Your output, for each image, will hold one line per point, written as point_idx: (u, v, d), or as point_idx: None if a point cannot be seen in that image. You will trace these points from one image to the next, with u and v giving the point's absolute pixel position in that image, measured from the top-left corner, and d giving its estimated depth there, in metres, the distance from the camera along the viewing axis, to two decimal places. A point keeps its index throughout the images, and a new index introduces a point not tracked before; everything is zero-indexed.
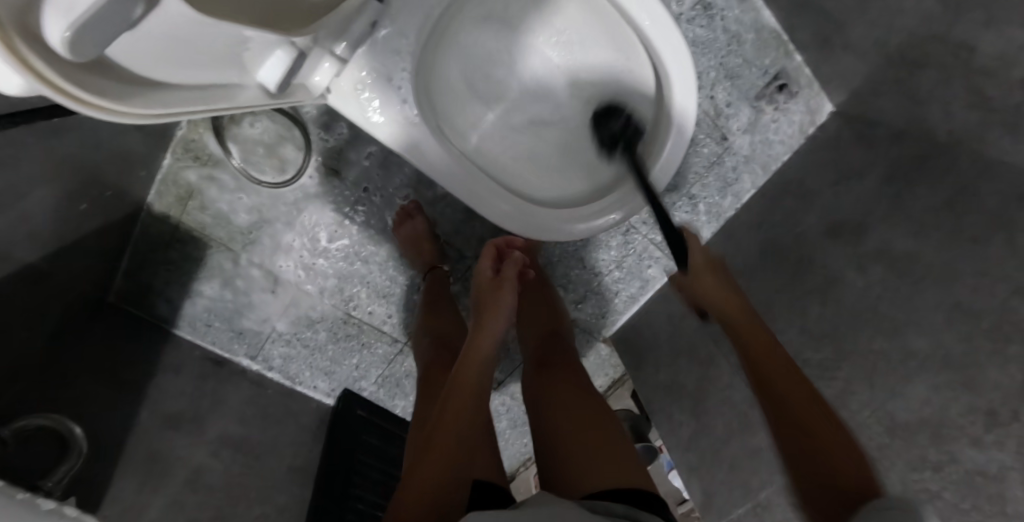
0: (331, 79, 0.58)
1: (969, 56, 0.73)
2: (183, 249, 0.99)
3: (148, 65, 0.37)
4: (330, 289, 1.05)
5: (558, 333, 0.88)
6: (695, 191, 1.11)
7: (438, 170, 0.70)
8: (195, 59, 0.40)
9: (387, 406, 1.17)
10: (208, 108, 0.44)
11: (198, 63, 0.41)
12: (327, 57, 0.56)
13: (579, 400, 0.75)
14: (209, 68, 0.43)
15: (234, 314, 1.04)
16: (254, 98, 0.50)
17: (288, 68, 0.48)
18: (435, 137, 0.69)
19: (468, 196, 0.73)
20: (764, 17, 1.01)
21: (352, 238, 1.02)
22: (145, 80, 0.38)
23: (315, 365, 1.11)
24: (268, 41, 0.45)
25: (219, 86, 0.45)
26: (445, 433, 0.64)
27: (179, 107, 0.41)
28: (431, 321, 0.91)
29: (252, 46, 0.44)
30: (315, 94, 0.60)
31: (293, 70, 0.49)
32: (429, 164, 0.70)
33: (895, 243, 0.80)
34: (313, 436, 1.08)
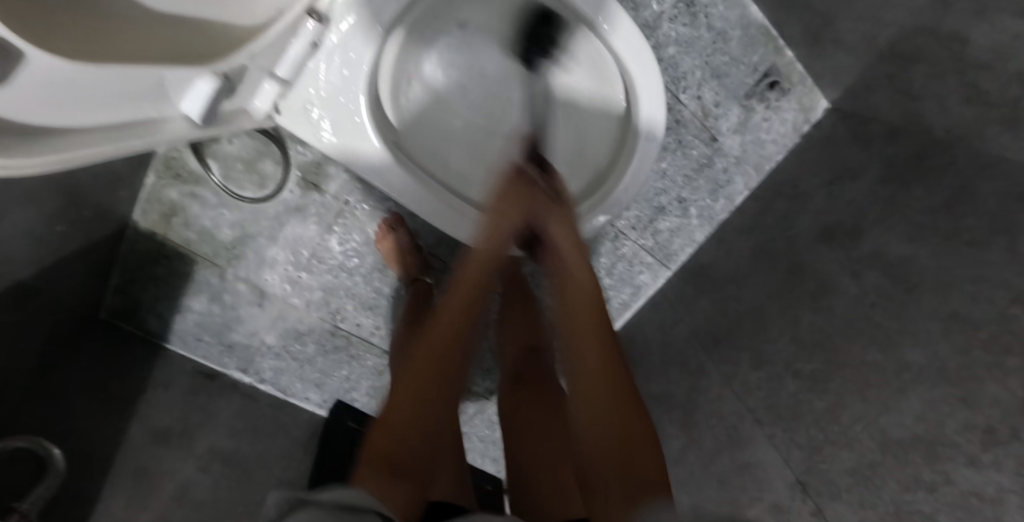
0: (272, 99, 0.62)
1: (962, 48, 0.69)
2: (170, 264, 0.99)
3: (48, 119, 0.38)
4: (317, 302, 1.05)
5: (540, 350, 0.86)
6: (685, 195, 1.06)
7: (400, 192, 0.70)
8: (99, 103, 0.41)
9: (380, 416, 1.18)
10: (123, 145, 0.46)
11: (106, 107, 0.42)
12: (266, 79, 0.60)
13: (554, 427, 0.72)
14: (124, 110, 0.44)
15: (222, 328, 1.05)
16: (181, 128, 0.52)
17: (210, 99, 0.49)
18: (394, 158, 0.69)
19: (434, 217, 0.73)
20: (750, 13, 0.97)
21: (336, 251, 1.02)
22: (41, 128, 0.38)
23: (306, 377, 1.11)
24: (182, 76, 0.45)
25: (140, 124, 0.47)
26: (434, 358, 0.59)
27: (88, 148, 0.42)
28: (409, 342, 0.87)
29: (166, 85, 0.45)
30: (257, 117, 0.64)
31: (217, 97, 0.50)
32: (389, 184, 0.70)
33: (888, 248, 0.76)
34: (302, 448, 1.08)
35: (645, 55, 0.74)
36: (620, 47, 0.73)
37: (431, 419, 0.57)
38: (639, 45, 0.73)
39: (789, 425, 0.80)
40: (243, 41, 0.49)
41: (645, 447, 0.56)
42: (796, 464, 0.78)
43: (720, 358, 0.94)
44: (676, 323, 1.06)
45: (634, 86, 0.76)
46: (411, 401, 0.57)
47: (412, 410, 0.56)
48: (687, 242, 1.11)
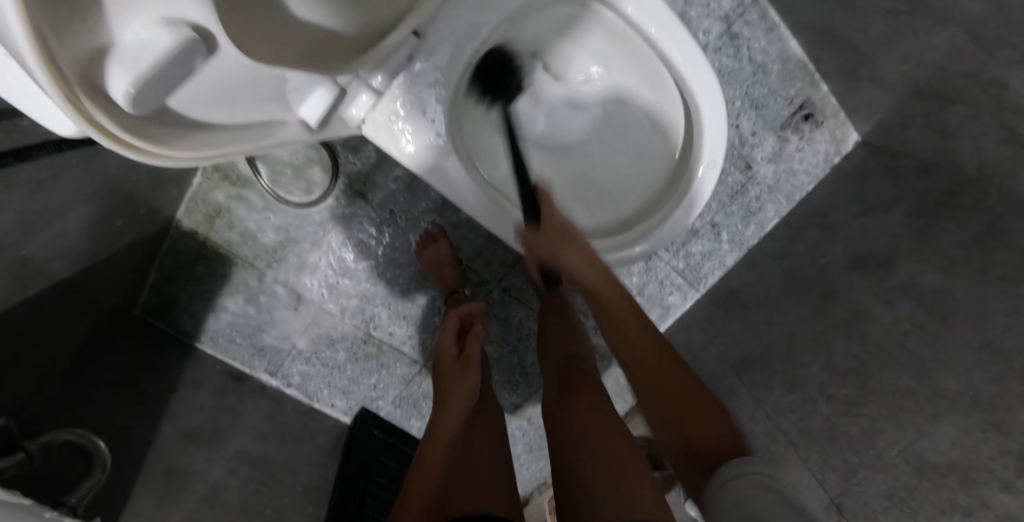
0: (367, 110, 0.66)
1: (1000, 93, 0.71)
2: (209, 265, 0.99)
3: (204, 111, 0.42)
4: (352, 309, 1.06)
5: (580, 357, 0.87)
6: (718, 220, 1.11)
7: (466, 199, 0.73)
8: (241, 100, 0.44)
9: (403, 426, 1.18)
10: (258, 146, 0.49)
11: (250, 109, 0.46)
12: (365, 91, 0.65)
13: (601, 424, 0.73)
14: (256, 108, 0.47)
15: (255, 331, 1.05)
16: (295, 134, 0.54)
17: (327, 105, 0.53)
18: (462, 165, 0.71)
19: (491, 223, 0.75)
20: (790, 48, 1.01)
21: (377, 260, 1.04)
22: (203, 124, 0.43)
23: (334, 384, 1.12)
24: (314, 83, 0.49)
25: (263, 124, 0.50)
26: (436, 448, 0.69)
27: (224, 145, 0.45)
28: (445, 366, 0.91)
29: (296, 87, 0.48)
30: (351, 125, 0.68)
31: (334, 104, 0.54)
32: (455, 192, 0.72)
33: (923, 278, 0.79)
34: (328, 455, 1.09)
35: (703, 74, 0.76)
36: (682, 66, 0.76)
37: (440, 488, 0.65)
38: (701, 70, 0.76)
39: (823, 448, 0.83)
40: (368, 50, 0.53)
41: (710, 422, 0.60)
42: (830, 486, 0.81)
43: (751, 382, 0.98)
44: (705, 345, 1.10)
45: (694, 99, 0.77)
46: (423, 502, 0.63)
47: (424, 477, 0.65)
48: (716, 266, 1.15)
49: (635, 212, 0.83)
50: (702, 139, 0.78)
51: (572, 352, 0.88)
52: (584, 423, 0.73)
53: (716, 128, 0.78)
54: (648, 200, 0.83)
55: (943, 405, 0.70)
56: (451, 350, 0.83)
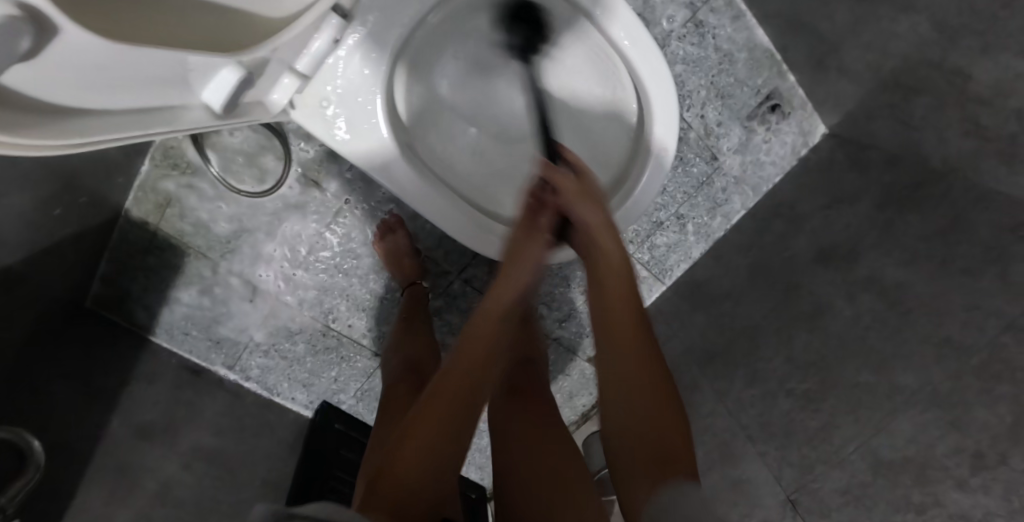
0: (290, 93, 0.64)
1: (964, 83, 0.69)
2: (161, 256, 0.96)
3: (82, 98, 0.40)
4: (310, 301, 1.04)
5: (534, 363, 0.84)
6: (684, 212, 1.09)
7: (402, 185, 0.71)
8: (124, 86, 0.42)
9: (366, 420, 1.17)
10: (152, 133, 0.48)
11: (134, 91, 0.44)
12: (288, 74, 0.62)
13: (553, 434, 0.71)
14: (147, 94, 0.45)
15: (210, 323, 1.02)
16: (200, 118, 0.54)
17: (232, 89, 0.51)
18: (400, 153, 0.71)
19: (428, 210, 0.73)
20: (757, 37, 0.99)
21: (335, 250, 1.01)
22: (81, 113, 0.40)
23: (294, 377, 1.10)
24: (210, 64, 0.47)
25: (160, 110, 0.49)
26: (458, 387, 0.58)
27: (115, 133, 0.44)
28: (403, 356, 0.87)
29: (193, 71, 0.46)
30: (273, 111, 0.65)
31: (241, 87, 0.52)
32: (397, 184, 0.71)
33: (885, 273, 0.77)
34: (288, 449, 1.07)
35: (650, 53, 0.73)
36: (631, 51, 0.73)
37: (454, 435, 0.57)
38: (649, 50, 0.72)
39: (783, 444, 0.83)
40: (267, 36, 0.52)
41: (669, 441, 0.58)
42: (787, 482, 0.80)
43: (714, 374, 0.98)
44: (670, 339, 1.10)
45: (644, 86, 0.74)
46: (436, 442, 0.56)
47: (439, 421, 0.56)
48: (684, 258, 1.13)
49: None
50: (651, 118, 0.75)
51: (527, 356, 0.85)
52: (539, 432, 0.71)
53: (665, 111, 0.75)
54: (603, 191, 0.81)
55: (899, 400, 0.69)
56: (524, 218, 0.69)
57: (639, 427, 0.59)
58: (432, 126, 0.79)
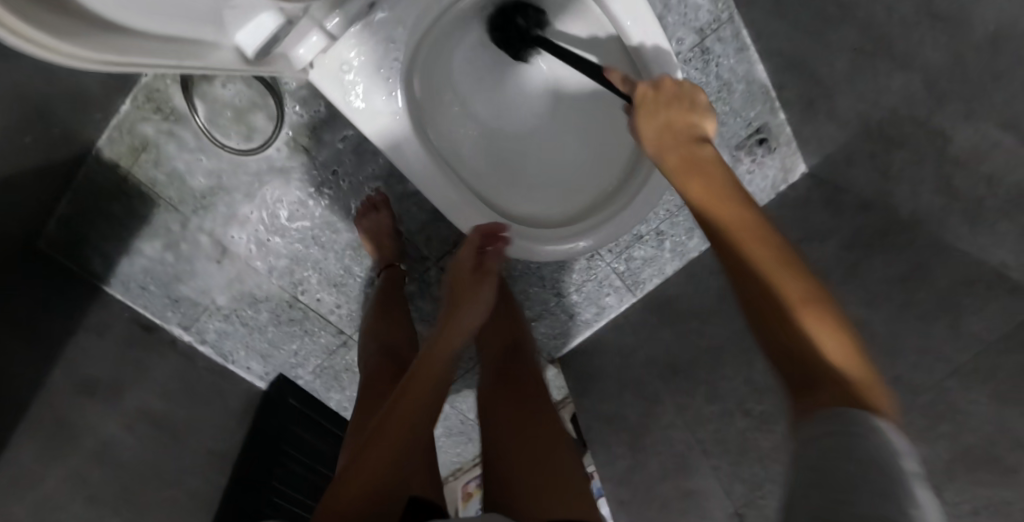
0: (315, 51, 0.64)
1: (944, 143, 0.74)
2: (128, 203, 0.90)
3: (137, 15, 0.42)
4: (280, 270, 1.00)
5: (523, 344, 0.85)
6: (665, 230, 1.12)
7: (409, 159, 0.70)
8: (175, 10, 0.44)
9: (320, 396, 1.15)
10: (197, 70, 0.50)
11: (182, 20, 0.46)
12: (317, 31, 0.63)
13: (533, 415, 0.72)
14: (192, 25, 0.48)
15: (171, 279, 0.97)
16: (232, 64, 0.56)
17: (268, 34, 0.54)
18: (411, 126, 0.70)
19: (429, 189, 0.72)
20: (755, 71, 1.03)
21: (315, 220, 0.98)
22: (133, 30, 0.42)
23: (253, 345, 1.06)
24: (256, 5, 0.50)
25: (199, 44, 0.50)
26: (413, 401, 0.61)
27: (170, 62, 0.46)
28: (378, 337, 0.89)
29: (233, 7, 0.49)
30: (296, 67, 0.66)
31: (275, 34, 0.55)
32: (401, 154, 0.70)
33: (847, 309, 0.82)
34: (236, 420, 1.04)
35: (668, 65, 0.73)
36: (654, 66, 0.73)
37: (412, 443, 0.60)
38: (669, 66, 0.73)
39: (734, 460, 0.87)
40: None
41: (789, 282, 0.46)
42: (735, 495, 0.85)
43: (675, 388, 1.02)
44: (636, 350, 1.13)
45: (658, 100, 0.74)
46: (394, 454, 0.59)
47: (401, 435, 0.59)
48: (657, 274, 1.17)
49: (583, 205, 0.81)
50: None
51: (516, 337, 0.86)
52: (521, 412, 0.72)
53: None
54: (597, 196, 0.81)
55: None
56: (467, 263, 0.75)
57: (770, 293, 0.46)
58: (446, 108, 0.78)
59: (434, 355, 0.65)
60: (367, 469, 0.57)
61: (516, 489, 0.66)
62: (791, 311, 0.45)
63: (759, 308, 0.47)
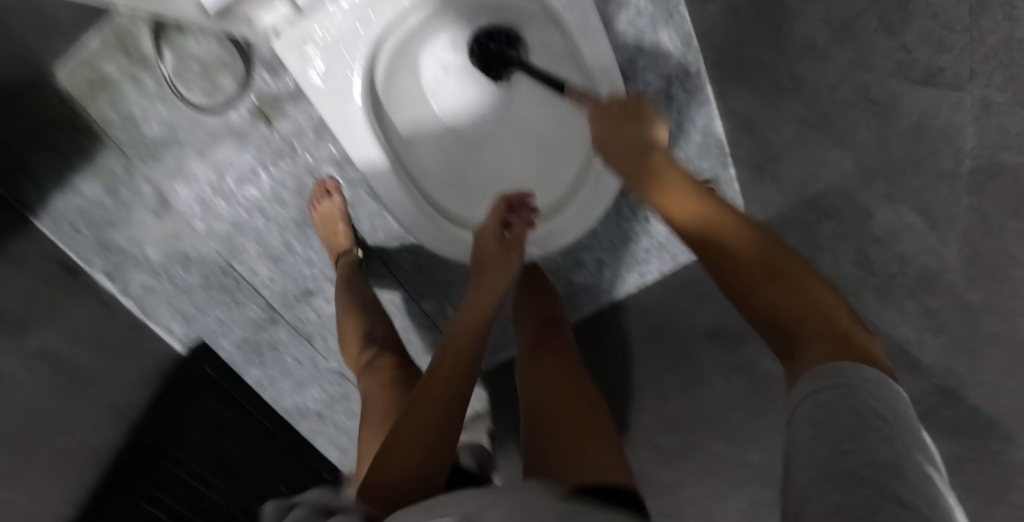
0: (281, 20, 0.70)
1: (867, 220, 0.79)
2: (75, 137, 0.87)
3: None
4: (219, 234, 0.98)
5: (558, 321, 0.87)
6: (604, 259, 1.15)
7: (361, 143, 0.75)
8: None
9: (239, 371, 1.11)
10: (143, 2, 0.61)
11: None
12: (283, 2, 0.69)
13: (571, 382, 0.71)
14: None
15: (105, 224, 0.94)
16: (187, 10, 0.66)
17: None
18: (366, 112, 0.75)
19: (376, 176, 0.77)
20: (713, 127, 1.10)
21: (263, 190, 0.97)
22: None
23: (177, 306, 1.03)
24: None
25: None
26: (450, 365, 0.64)
27: None
28: (381, 333, 0.97)
29: None
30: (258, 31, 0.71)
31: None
32: (351, 137, 0.75)
33: (761, 362, 0.88)
34: (147, 381, 0.98)
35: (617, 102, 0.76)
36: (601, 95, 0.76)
37: (445, 408, 0.61)
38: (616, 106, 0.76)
39: None
40: None
41: (841, 315, 0.49)
42: None
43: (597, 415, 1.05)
44: None
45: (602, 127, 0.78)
46: (431, 422, 0.60)
47: (438, 400, 0.61)
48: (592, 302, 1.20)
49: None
50: (609, 154, 0.78)
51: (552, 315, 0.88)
52: (554, 375, 0.73)
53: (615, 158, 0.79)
54: (539, 208, 0.84)
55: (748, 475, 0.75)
56: (495, 234, 0.75)
57: (790, 321, 0.50)
58: (406, 104, 0.81)
59: (462, 329, 0.67)
60: (402, 446, 0.59)
61: (551, 462, 0.60)
62: (771, 267, 0.53)
63: (750, 307, 0.53)
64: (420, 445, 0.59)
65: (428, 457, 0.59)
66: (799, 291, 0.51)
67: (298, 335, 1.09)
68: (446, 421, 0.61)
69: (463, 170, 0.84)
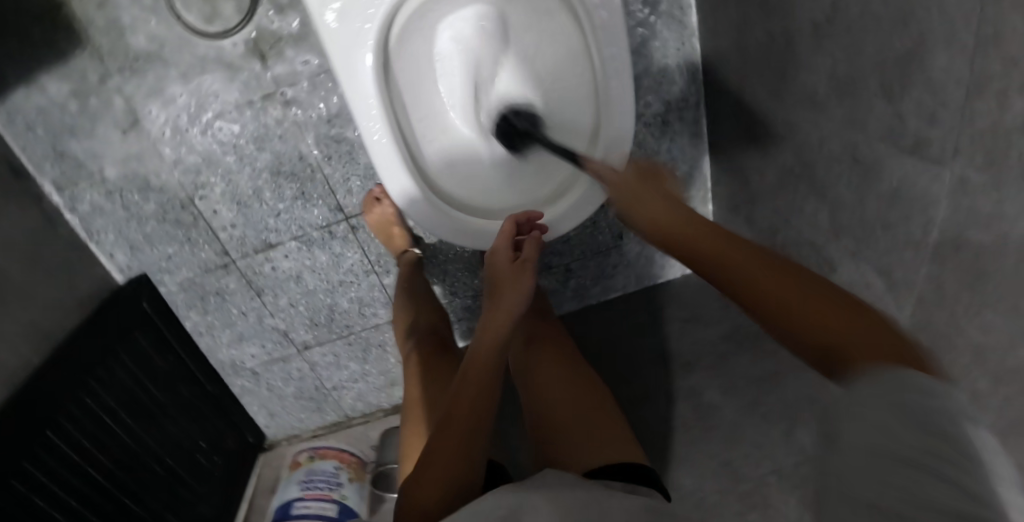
0: None
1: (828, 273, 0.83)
2: (52, 32, 0.82)
3: None
4: (187, 166, 0.93)
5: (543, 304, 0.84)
6: (572, 267, 1.12)
7: (359, 90, 0.71)
8: None
9: (178, 313, 1.06)
10: None
11: None
12: None
13: (573, 373, 0.70)
14: None
15: (64, 131, 0.88)
16: None
17: None
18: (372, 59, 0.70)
19: (365, 125, 0.72)
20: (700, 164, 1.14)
21: (243, 130, 0.92)
22: None
23: (125, 234, 0.97)
24: None
25: None
26: (466, 393, 0.64)
27: None
28: (425, 326, 0.93)
29: None
30: None
31: None
32: (352, 83, 0.71)
33: (705, 393, 0.96)
34: (77, 305, 0.92)
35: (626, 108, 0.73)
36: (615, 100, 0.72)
37: (466, 432, 0.63)
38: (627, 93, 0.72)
39: None
40: None
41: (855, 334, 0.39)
42: None
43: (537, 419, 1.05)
44: None
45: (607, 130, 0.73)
46: (454, 454, 0.62)
47: (457, 431, 0.63)
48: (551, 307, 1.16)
49: (520, 208, 0.79)
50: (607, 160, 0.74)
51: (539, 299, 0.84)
52: (552, 365, 0.72)
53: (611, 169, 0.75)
54: (521, 198, 0.80)
55: None
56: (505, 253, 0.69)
57: (817, 315, 0.42)
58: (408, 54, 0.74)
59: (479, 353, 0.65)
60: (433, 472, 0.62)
61: (575, 458, 0.62)
62: (830, 311, 0.42)
63: (810, 344, 0.42)
64: (446, 472, 0.62)
65: (461, 479, 0.62)
66: (819, 310, 0.42)
67: (248, 287, 1.04)
68: (471, 446, 0.63)
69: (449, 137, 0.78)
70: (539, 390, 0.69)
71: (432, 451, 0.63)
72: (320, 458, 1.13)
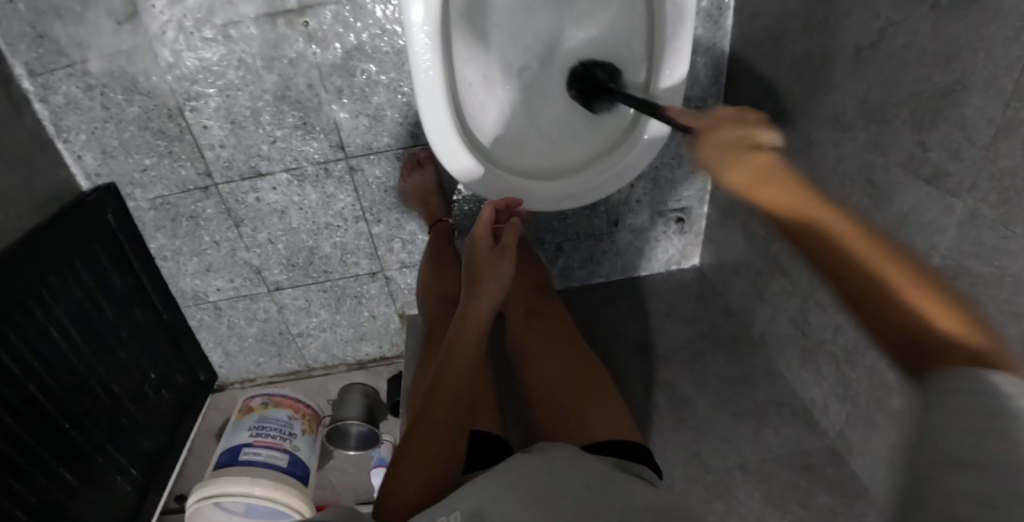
0: None
1: None
2: None
3: None
4: (183, 71, 0.85)
5: (546, 286, 0.90)
6: (563, 247, 1.12)
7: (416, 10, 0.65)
8: None
9: (143, 231, 0.97)
10: None
11: None
12: None
13: (569, 350, 0.76)
14: None
15: (48, 10, 0.79)
16: None
17: None
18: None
19: (415, 56, 0.67)
20: None
21: (254, 46, 0.85)
22: None
23: (99, 135, 0.88)
24: None
25: None
26: (451, 372, 0.65)
27: None
28: (436, 300, 0.90)
29: None
30: None
31: None
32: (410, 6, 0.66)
33: (680, 386, 0.98)
34: (35, 207, 0.82)
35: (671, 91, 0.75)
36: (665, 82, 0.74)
37: (453, 409, 0.63)
38: (680, 70, 0.74)
39: None
40: None
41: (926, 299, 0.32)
42: None
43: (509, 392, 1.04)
44: None
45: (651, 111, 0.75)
46: (442, 432, 0.62)
47: (443, 410, 0.63)
48: None
49: (548, 171, 0.80)
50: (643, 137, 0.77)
51: (540, 281, 0.91)
52: (548, 345, 0.77)
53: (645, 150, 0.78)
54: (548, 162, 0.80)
55: None
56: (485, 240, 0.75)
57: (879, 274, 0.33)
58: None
59: (463, 332, 0.68)
60: (417, 449, 0.61)
61: (570, 431, 0.67)
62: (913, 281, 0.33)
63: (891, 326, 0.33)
64: (437, 453, 0.61)
65: (448, 463, 0.61)
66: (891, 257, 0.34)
67: (226, 215, 0.97)
68: (457, 427, 0.63)
69: (492, 84, 0.76)
70: (534, 369, 0.75)
71: (418, 431, 0.62)
72: (273, 407, 1.06)
